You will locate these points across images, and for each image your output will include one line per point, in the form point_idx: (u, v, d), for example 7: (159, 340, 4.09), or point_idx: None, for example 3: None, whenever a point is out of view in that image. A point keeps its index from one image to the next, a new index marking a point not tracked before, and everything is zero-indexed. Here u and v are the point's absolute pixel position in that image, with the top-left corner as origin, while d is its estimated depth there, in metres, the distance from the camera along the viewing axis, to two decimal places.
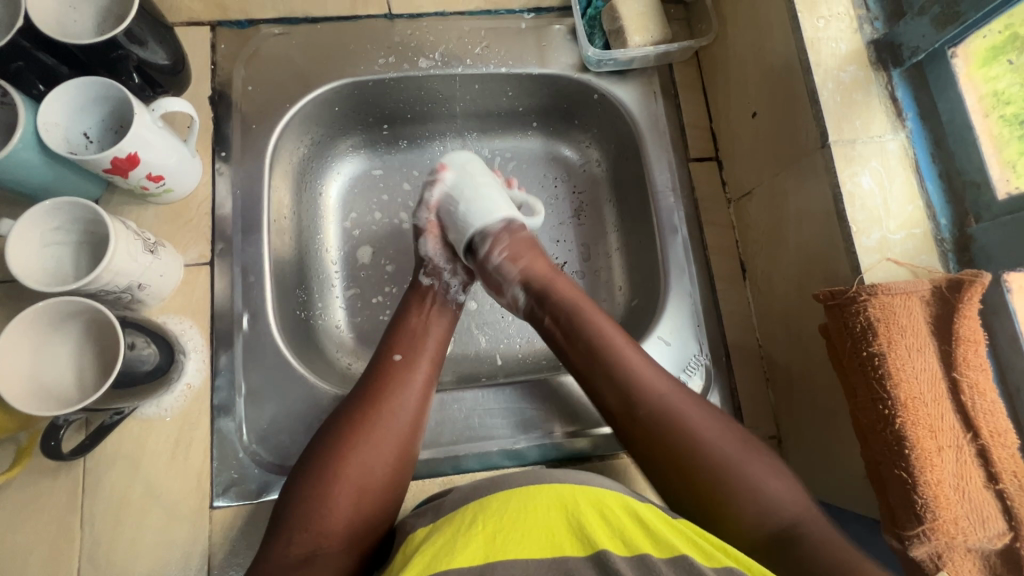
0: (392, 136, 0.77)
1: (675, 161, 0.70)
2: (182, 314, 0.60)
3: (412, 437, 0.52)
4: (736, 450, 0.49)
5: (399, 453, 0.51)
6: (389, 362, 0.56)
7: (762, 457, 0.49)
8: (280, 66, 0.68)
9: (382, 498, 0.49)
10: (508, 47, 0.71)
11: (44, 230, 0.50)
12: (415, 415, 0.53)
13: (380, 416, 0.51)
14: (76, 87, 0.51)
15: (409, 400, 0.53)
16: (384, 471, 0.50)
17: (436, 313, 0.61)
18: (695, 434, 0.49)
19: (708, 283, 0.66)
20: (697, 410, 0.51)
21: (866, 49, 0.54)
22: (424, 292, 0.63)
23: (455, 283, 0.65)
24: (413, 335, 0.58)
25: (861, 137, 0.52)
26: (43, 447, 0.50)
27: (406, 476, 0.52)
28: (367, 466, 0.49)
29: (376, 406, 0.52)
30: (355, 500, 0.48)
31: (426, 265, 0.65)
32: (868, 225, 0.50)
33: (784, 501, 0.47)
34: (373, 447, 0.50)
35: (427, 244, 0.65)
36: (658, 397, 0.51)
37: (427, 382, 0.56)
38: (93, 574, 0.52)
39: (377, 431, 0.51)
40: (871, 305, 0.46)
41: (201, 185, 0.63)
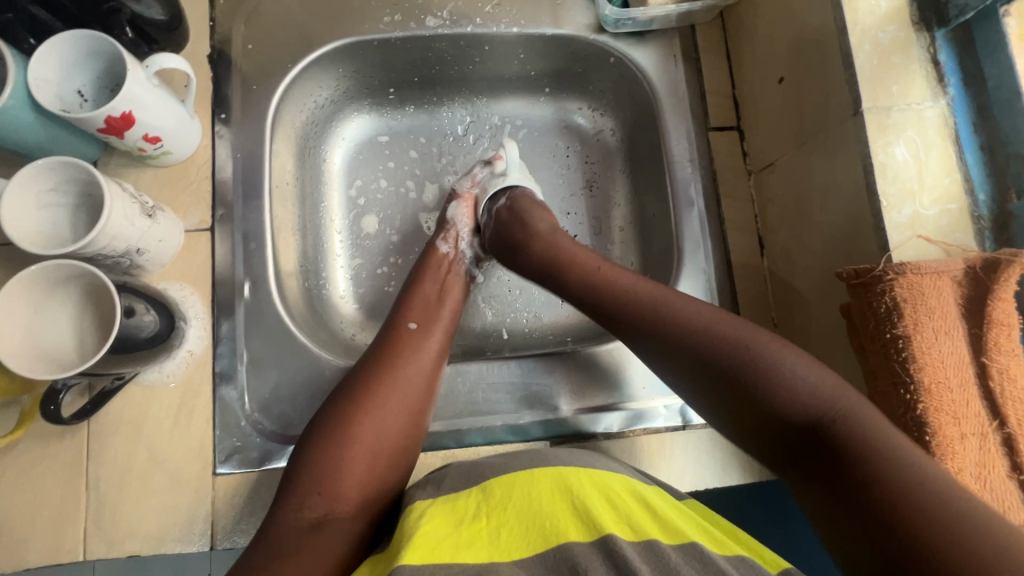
0: (399, 101, 0.74)
1: (693, 130, 0.66)
2: (183, 281, 0.59)
3: (423, 406, 0.52)
4: (739, 330, 0.47)
5: (412, 420, 0.50)
6: (405, 328, 0.55)
7: (773, 339, 0.46)
8: (281, 24, 0.65)
9: (392, 465, 0.49)
10: (520, 6, 0.67)
11: (40, 191, 0.48)
12: (428, 385, 0.52)
13: (391, 379, 0.51)
14: (65, 39, 0.49)
15: (422, 368, 0.53)
16: (396, 438, 0.49)
17: (451, 278, 0.61)
18: (693, 322, 0.48)
19: (724, 259, 0.64)
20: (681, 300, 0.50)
21: (908, 8, 0.49)
22: (441, 259, 0.62)
23: (471, 256, 0.65)
24: (425, 303, 0.57)
25: (898, 104, 0.48)
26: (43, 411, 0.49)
27: (415, 447, 0.51)
28: (381, 433, 0.48)
29: (389, 371, 0.51)
30: (367, 466, 0.47)
31: (446, 230, 0.65)
32: (899, 200, 0.47)
33: (806, 380, 0.43)
34: (386, 414, 0.49)
35: (458, 209, 0.66)
36: (654, 303, 0.50)
37: (440, 352, 0.55)
38: (99, 537, 0.53)
39: (390, 397, 0.50)
40: (897, 285, 0.43)
41: (201, 148, 0.61)
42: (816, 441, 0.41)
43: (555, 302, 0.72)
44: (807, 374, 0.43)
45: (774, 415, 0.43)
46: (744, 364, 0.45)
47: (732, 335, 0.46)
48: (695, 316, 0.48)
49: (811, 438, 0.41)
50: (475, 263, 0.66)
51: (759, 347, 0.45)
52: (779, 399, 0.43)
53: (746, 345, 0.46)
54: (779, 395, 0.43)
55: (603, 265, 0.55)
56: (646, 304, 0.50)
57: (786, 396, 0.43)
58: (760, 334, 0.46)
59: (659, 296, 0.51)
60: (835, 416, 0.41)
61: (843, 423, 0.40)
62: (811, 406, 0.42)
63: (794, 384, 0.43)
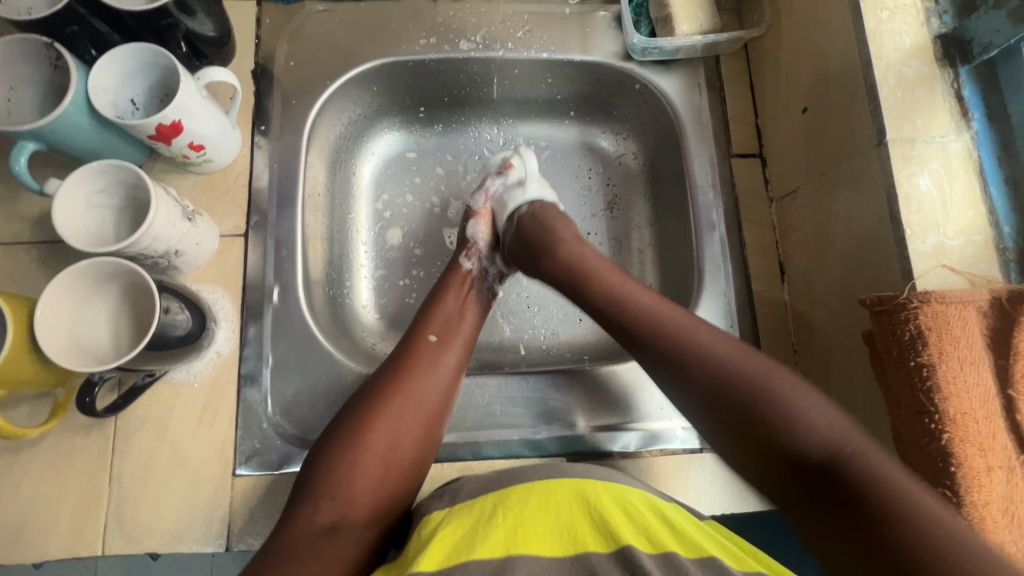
0: (428, 119, 0.77)
1: (716, 156, 0.68)
2: (215, 284, 0.60)
3: (438, 417, 0.52)
4: (757, 365, 0.47)
5: (426, 430, 0.51)
6: (424, 340, 0.55)
7: (782, 373, 0.47)
8: (321, 44, 0.68)
9: (405, 475, 0.49)
10: (551, 32, 0.70)
11: (90, 193, 0.51)
12: (443, 397, 0.53)
13: (406, 391, 0.51)
14: (124, 51, 0.52)
15: (439, 380, 0.53)
16: (409, 449, 0.50)
17: (474, 295, 0.61)
18: (715, 356, 0.48)
19: (744, 284, 0.64)
20: (704, 329, 0.50)
21: (932, 45, 0.51)
22: (463, 275, 0.62)
23: (493, 272, 0.65)
24: (447, 318, 0.58)
25: (921, 137, 0.49)
26: (78, 402, 0.51)
27: (429, 456, 0.52)
28: (395, 444, 0.49)
29: (405, 384, 0.51)
30: (379, 474, 0.48)
31: (468, 247, 0.65)
32: (924, 229, 0.47)
33: (822, 421, 0.44)
34: (401, 424, 0.50)
35: (476, 225, 0.65)
36: (695, 342, 0.49)
37: (457, 363, 0.55)
38: (118, 532, 0.54)
39: (405, 409, 0.50)
40: (922, 313, 0.44)
41: (240, 157, 0.64)
42: (823, 476, 0.43)
43: (573, 320, 0.73)
44: (819, 415, 0.44)
45: (780, 452, 0.45)
46: (755, 396, 0.46)
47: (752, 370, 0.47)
48: (718, 348, 0.48)
49: (817, 473, 0.43)
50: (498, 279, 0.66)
51: (771, 379, 0.46)
52: (790, 434, 0.44)
53: (760, 374, 0.46)
54: (789, 429, 0.44)
55: (622, 285, 0.55)
56: (694, 348, 0.49)
57: (798, 430, 0.44)
58: (775, 370, 0.47)
59: (707, 337, 0.49)
60: (846, 458, 0.42)
61: (851, 467, 0.42)
62: (827, 447, 0.43)
63: (805, 418, 0.44)
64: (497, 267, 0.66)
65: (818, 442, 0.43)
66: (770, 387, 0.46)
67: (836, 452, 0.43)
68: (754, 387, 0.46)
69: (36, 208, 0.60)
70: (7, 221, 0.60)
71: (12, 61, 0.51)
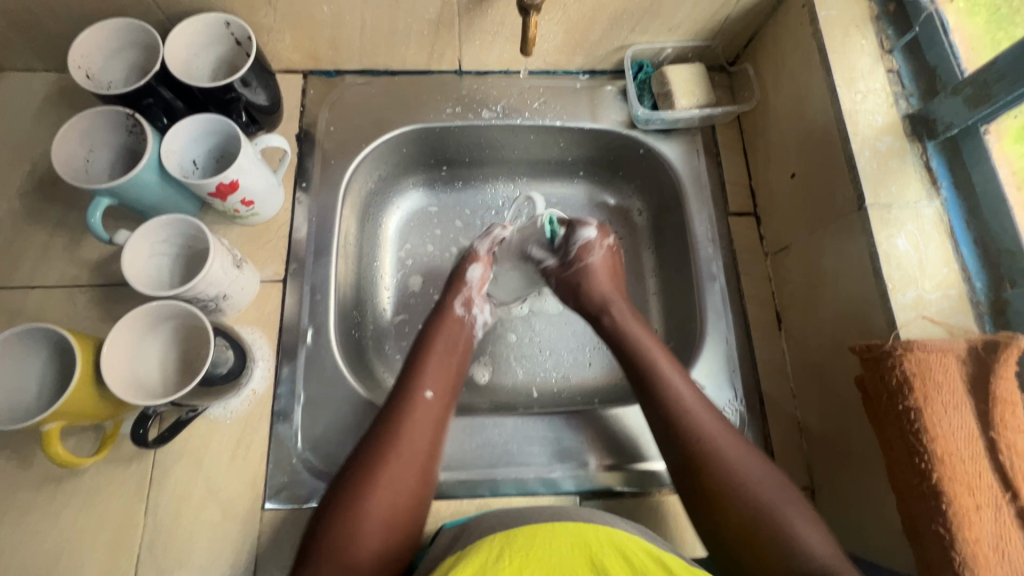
0: (449, 177, 0.85)
1: (715, 214, 0.74)
2: (254, 326, 0.65)
3: (430, 469, 0.56)
4: (774, 493, 0.52)
5: (420, 482, 0.55)
6: (421, 397, 0.60)
7: (786, 495, 0.52)
8: (358, 111, 0.76)
9: (405, 528, 0.53)
10: (563, 104, 0.78)
11: (152, 243, 0.56)
12: (433, 451, 0.57)
13: (405, 448, 0.56)
14: (196, 121, 0.59)
15: (428, 434, 0.58)
16: (406, 505, 0.54)
17: (460, 338, 0.69)
18: (698, 416, 0.57)
19: (744, 331, 0.69)
20: (683, 382, 0.60)
21: (901, 122, 0.58)
22: (456, 321, 0.70)
23: (479, 320, 0.73)
24: (436, 373, 0.63)
25: (897, 203, 0.55)
26: (132, 434, 0.53)
27: (426, 505, 0.56)
28: (396, 500, 0.53)
29: (406, 440, 0.56)
30: (384, 529, 0.52)
31: (465, 291, 0.73)
32: (904, 284, 0.53)
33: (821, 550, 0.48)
34: (398, 481, 0.54)
35: (477, 269, 0.74)
36: (675, 389, 0.59)
37: (444, 420, 0.60)
38: (151, 563, 0.56)
39: (405, 466, 0.55)
40: (906, 360, 0.48)
41: (282, 210, 0.70)
42: None
43: (582, 364, 0.79)
44: (825, 544, 0.49)
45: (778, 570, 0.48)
46: (761, 522, 0.50)
47: (766, 488, 0.52)
48: (698, 412, 0.57)
49: None
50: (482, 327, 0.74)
51: (782, 502, 0.51)
52: (788, 556, 0.48)
53: (769, 500, 0.51)
54: (791, 550, 0.48)
55: (642, 334, 0.66)
56: (670, 399, 0.58)
57: (792, 552, 0.48)
58: (787, 501, 0.51)
59: (685, 388, 0.59)
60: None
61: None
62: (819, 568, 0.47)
63: (810, 544, 0.48)
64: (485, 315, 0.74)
65: (821, 559, 0.47)
66: (777, 515, 0.50)
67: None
68: (759, 513, 0.51)
69: (96, 254, 0.66)
70: (68, 266, 0.66)
71: (94, 128, 0.58)
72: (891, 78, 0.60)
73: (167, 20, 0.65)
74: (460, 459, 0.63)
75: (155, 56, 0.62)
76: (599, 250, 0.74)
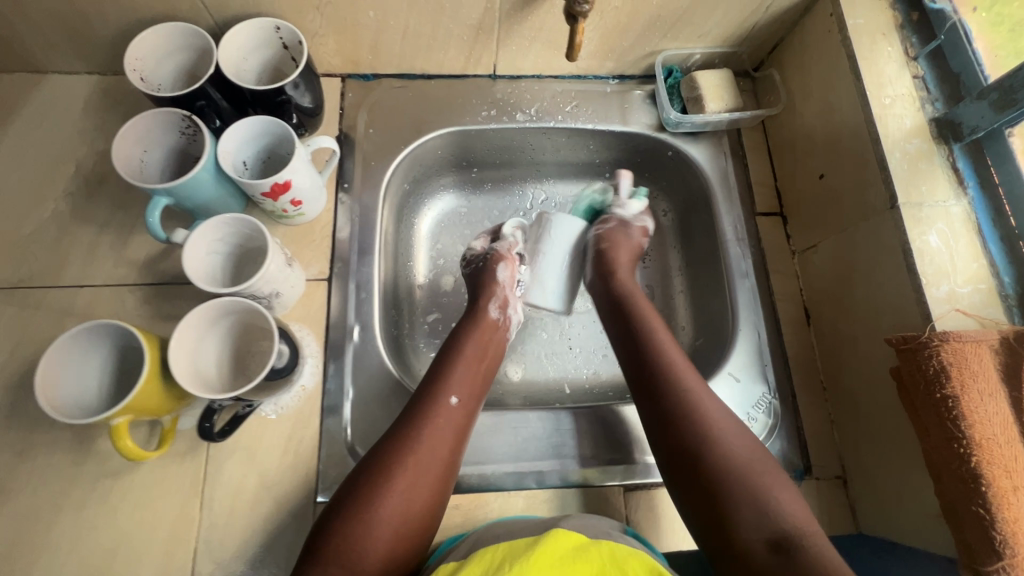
0: (479, 178, 0.87)
1: (743, 214, 0.77)
2: (302, 323, 0.66)
3: (446, 477, 0.56)
4: (750, 459, 0.53)
5: (436, 490, 0.55)
6: (445, 402, 0.59)
7: (782, 480, 0.52)
8: (396, 114, 0.77)
9: (414, 532, 0.53)
10: (594, 108, 0.80)
11: (211, 241, 0.58)
12: (450, 460, 0.57)
13: (425, 453, 0.55)
14: (249, 122, 0.61)
15: (449, 442, 0.57)
16: (417, 508, 0.53)
17: (491, 340, 0.68)
18: (682, 379, 0.59)
19: (775, 326, 0.71)
20: (675, 350, 0.63)
21: (928, 125, 0.61)
22: (491, 324, 0.69)
23: (513, 321, 0.73)
24: (463, 379, 0.62)
25: (927, 202, 0.58)
26: (199, 428, 0.56)
27: (437, 514, 0.55)
28: (410, 502, 0.53)
29: (427, 444, 0.56)
30: (393, 530, 0.51)
31: (496, 291, 0.72)
32: (937, 278, 0.55)
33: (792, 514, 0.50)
34: (415, 486, 0.53)
35: (504, 270, 0.74)
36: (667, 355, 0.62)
37: (466, 428, 0.60)
38: (208, 556, 0.57)
39: (423, 468, 0.55)
40: (943, 350, 0.51)
41: (326, 211, 0.71)
42: (778, 559, 0.47)
43: (612, 361, 0.81)
44: (795, 510, 0.50)
45: (742, 535, 0.49)
46: (733, 480, 0.52)
47: (741, 452, 0.54)
48: (687, 378, 0.59)
49: (773, 557, 0.47)
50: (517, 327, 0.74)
51: (761, 470, 0.53)
52: (754, 516, 0.50)
53: (750, 469, 0.52)
54: (758, 511, 0.50)
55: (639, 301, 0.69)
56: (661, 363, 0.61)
57: (765, 516, 0.50)
58: (765, 469, 0.53)
59: (675, 355, 0.62)
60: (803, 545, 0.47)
61: (804, 551, 0.47)
62: (786, 529, 0.49)
63: (782, 508, 0.50)
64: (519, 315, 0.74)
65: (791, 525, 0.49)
66: (753, 479, 0.52)
67: (793, 538, 0.48)
68: (735, 475, 0.52)
69: (144, 253, 0.67)
70: (116, 265, 0.66)
71: (149, 129, 0.60)
72: (917, 84, 0.63)
73: (216, 25, 0.66)
74: (505, 453, 0.64)
75: (208, 60, 0.63)
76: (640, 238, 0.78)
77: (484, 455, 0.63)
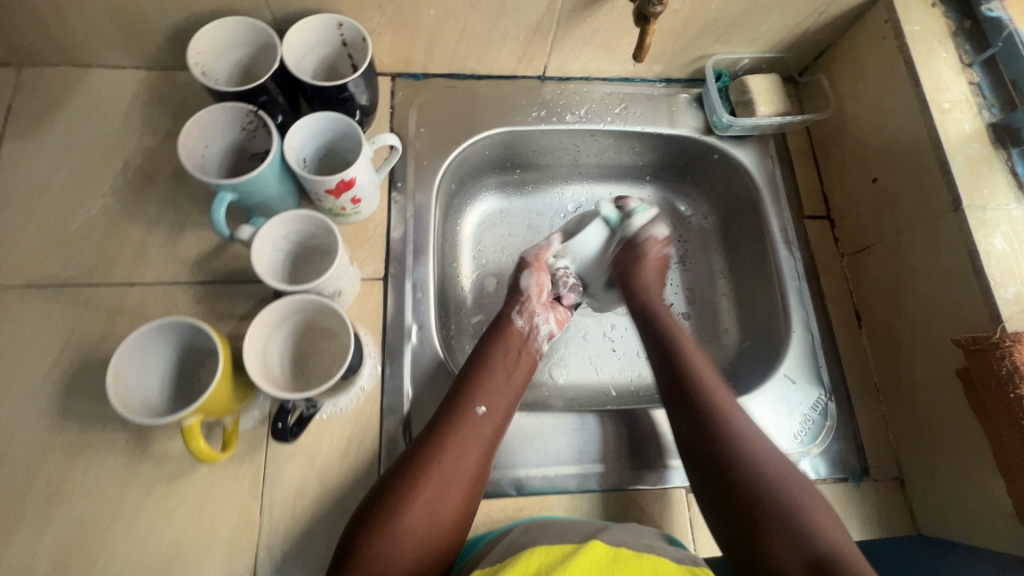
0: (521, 180, 0.87)
1: (792, 217, 0.77)
2: (359, 323, 0.65)
3: (475, 491, 0.56)
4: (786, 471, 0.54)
5: (464, 503, 0.54)
6: (473, 413, 0.59)
7: (821, 503, 0.52)
8: (446, 113, 0.77)
9: (441, 546, 0.52)
10: (642, 111, 0.80)
11: (275, 239, 0.57)
12: (477, 475, 0.56)
13: (452, 466, 0.55)
14: (314, 119, 0.60)
15: (474, 453, 0.56)
16: (445, 524, 0.53)
17: (522, 352, 0.67)
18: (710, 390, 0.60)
19: (828, 328, 0.72)
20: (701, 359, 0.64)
21: (986, 131, 0.62)
22: (516, 333, 0.68)
23: (544, 331, 0.71)
24: (492, 388, 0.61)
25: (990, 205, 0.59)
26: (272, 429, 0.57)
27: (465, 528, 0.55)
28: (434, 514, 0.52)
29: (453, 453, 0.55)
30: (419, 543, 0.51)
31: (520, 302, 0.71)
32: (1004, 280, 0.56)
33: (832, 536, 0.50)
34: (441, 499, 0.53)
35: (529, 278, 0.72)
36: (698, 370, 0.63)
37: (496, 439, 0.59)
38: (270, 561, 0.55)
39: (449, 478, 0.54)
40: (1015, 351, 0.52)
41: (379, 210, 0.71)
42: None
43: None
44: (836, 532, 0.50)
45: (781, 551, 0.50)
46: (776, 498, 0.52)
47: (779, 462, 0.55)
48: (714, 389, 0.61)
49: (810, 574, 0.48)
50: (549, 338, 0.71)
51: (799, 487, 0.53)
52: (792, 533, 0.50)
53: (788, 487, 0.53)
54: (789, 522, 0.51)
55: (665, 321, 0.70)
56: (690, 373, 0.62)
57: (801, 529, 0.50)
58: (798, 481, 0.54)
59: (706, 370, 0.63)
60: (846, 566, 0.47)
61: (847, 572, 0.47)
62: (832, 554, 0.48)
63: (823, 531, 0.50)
64: (550, 325, 0.72)
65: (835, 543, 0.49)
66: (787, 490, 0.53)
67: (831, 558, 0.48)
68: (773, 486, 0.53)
69: (195, 251, 0.66)
70: (167, 263, 0.65)
71: (210, 125, 0.58)
72: (973, 90, 0.64)
73: (275, 20, 0.65)
74: (567, 454, 0.63)
75: (269, 56, 0.62)
76: (658, 248, 0.77)
77: (546, 456, 0.63)
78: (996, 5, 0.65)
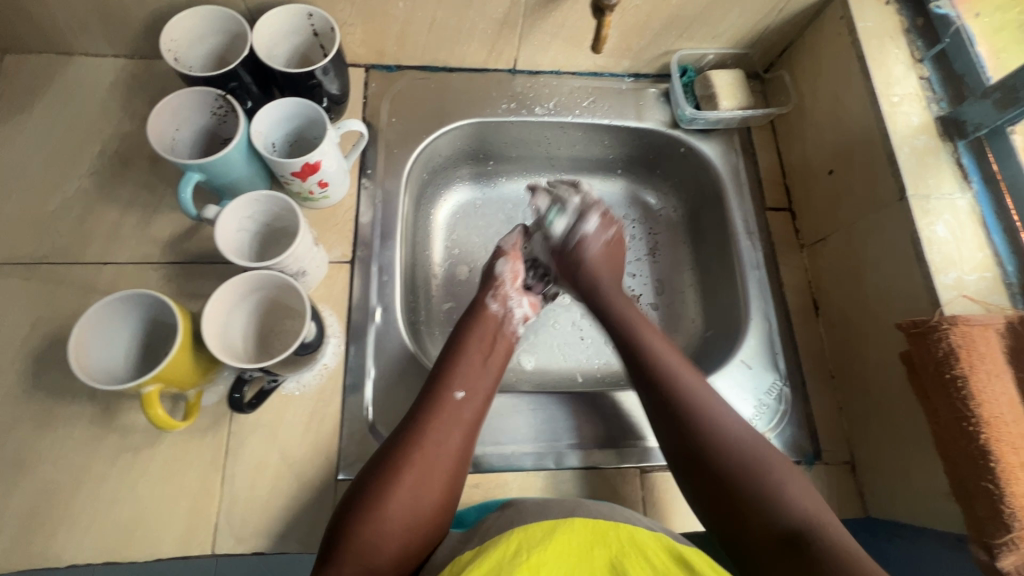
0: (494, 171, 0.89)
1: (754, 208, 0.79)
2: (324, 304, 0.67)
3: (459, 473, 0.55)
4: (754, 443, 0.54)
5: (447, 485, 0.54)
6: (450, 396, 0.58)
7: (788, 471, 0.53)
8: (418, 104, 0.79)
9: (428, 528, 0.52)
10: (610, 104, 0.83)
11: (241, 218, 0.59)
12: (458, 457, 0.55)
13: (430, 448, 0.54)
14: (281, 104, 0.62)
15: (452, 434, 0.56)
16: (429, 505, 0.52)
17: (498, 338, 0.67)
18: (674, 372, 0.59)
19: (785, 316, 0.74)
20: (658, 339, 0.64)
21: (934, 123, 0.64)
22: (491, 317, 0.68)
23: (519, 314, 0.71)
24: (469, 371, 0.61)
25: (934, 194, 0.61)
26: (230, 399, 0.59)
27: (450, 510, 0.54)
28: (417, 498, 0.51)
29: (431, 437, 0.54)
30: (404, 527, 0.50)
31: (495, 289, 0.71)
32: (944, 265, 0.58)
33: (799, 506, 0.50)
34: (423, 482, 0.52)
35: (504, 265, 0.73)
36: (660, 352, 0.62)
37: (476, 420, 0.59)
38: (229, 530, 0.57)
39: (429, 460, 0.53)
40: (952, 333, 0.53)
41: (349, 195, 0.73)
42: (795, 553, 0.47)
43: None
44: (806, 502, 0.50)
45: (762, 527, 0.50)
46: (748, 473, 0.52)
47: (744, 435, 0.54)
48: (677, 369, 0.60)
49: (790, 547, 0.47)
50: (523, 320, 0.71)
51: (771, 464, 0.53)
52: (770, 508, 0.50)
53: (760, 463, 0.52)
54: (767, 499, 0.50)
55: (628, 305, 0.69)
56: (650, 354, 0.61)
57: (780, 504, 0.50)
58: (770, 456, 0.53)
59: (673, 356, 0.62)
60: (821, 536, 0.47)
61: (824, 539, 0.47)
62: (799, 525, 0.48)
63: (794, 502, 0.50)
64: (524, 308, 0.72)
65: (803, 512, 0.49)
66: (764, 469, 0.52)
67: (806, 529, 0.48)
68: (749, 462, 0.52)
69: (167, 232, 0.68)
70: (139, 243, 0.67)
71: (180, 108, 0.61)
72: (922, 84, 0.66)
73: (248, 11, 0.67)
74: (524, 433, 0.65)
75: (240, 44, 0.65)
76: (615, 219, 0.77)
77: (504, 435, 0.64)
78: (946, 3, 0.67)
